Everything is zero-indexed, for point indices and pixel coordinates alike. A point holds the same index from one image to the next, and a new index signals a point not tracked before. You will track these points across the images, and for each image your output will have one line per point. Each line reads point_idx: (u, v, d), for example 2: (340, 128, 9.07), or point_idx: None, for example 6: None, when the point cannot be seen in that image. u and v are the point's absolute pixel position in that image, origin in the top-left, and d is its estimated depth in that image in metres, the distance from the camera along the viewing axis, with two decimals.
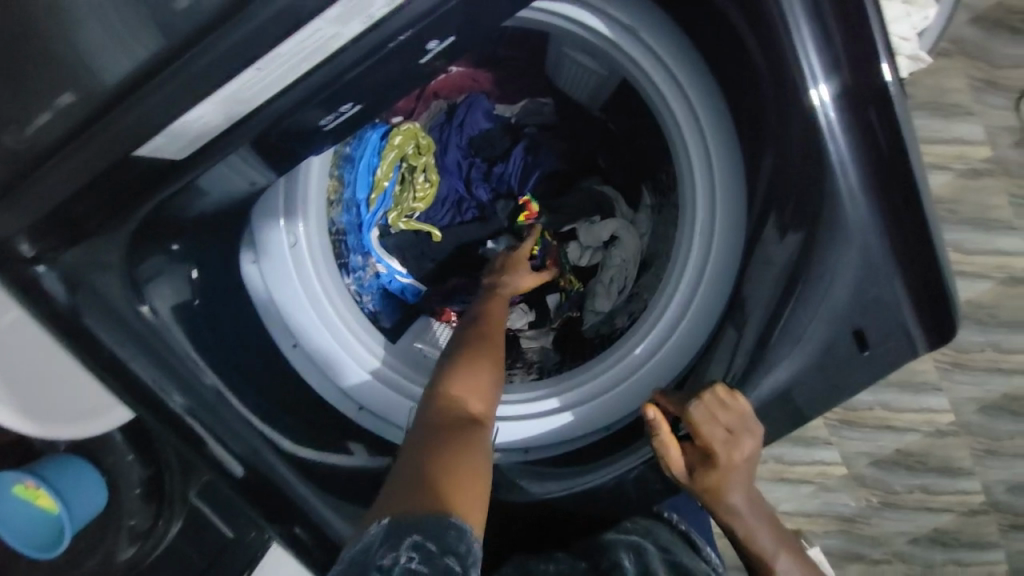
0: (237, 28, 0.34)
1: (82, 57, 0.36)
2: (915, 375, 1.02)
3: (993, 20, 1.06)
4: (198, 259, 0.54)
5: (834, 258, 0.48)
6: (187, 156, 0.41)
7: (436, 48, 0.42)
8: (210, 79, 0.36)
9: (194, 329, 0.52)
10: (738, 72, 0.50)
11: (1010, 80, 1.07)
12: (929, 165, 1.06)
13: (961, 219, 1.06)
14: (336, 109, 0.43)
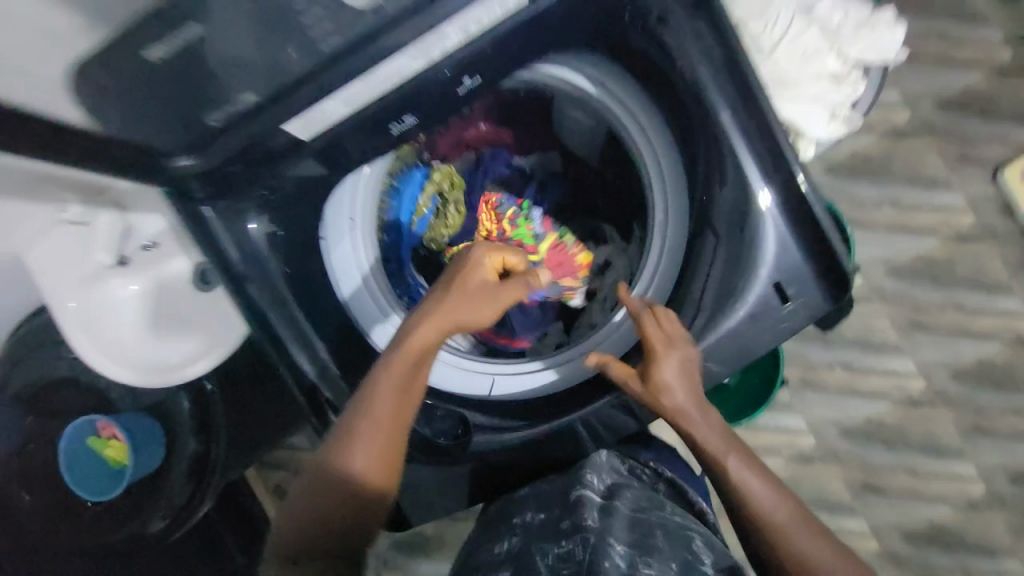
0: (351, 60, 0.51)
1: (233, 79, 0.49)
2: (875, 335, 1.34)
3: (895, 8, 1.35)
4: (284, 204, 0.70)
5: (752, 229, 0.66)
6: (309, 137, 0.60)
7: (469, 82, 0.61)
8: (328, 87, 0.53)
9: (280, 252, 0.71)
10: (672, 105, 0.70)
11: (919, 57, 1.36)
12: (861, 126, 1.34)
13: (897, 175, 1.34)
14: (402, 118, 0.62)
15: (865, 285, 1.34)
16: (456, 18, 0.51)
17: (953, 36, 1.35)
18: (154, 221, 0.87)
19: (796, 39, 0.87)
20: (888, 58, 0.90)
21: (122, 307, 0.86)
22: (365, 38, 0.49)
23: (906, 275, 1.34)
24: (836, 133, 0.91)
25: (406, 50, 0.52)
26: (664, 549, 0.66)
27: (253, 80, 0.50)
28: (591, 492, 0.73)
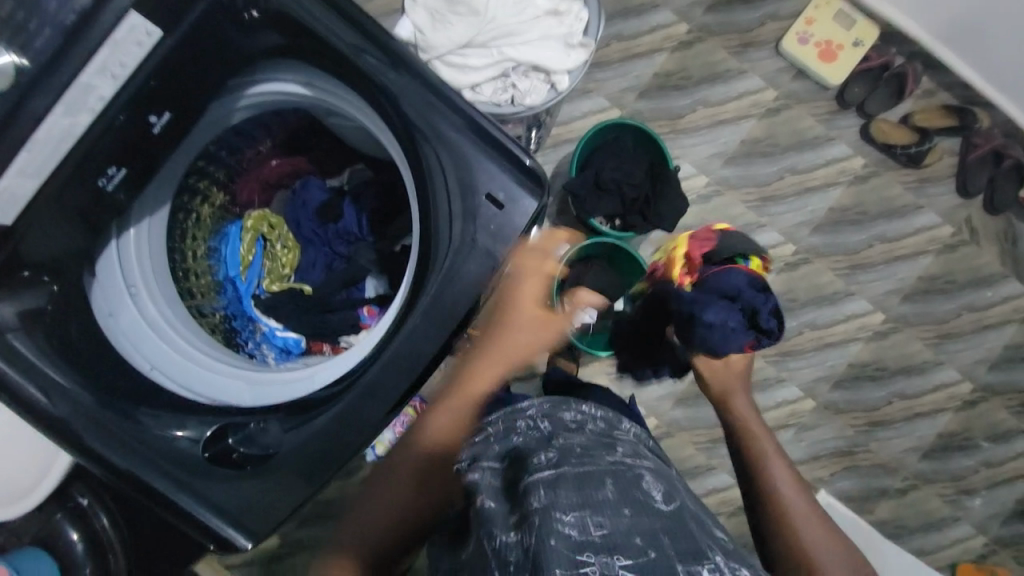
0: (12, 133, 0.48)
1: None
2: (829, 290, 1.44)
3: (722, 3, 1.45)
4: (61, 276, 0.60)
5: (477, 190, 0.61)
6: (11, 220, 0.52)
7: (160, 122, 0.56)
8: (5, 162, 0.49)
9: (43, 335, 0.59)
10: (371, 92, 0.63)
11: (761, 36, 1.45)
12: (736, 118, 1.44)
13: (785, 146, 1.44)
14: (105, 172, 0.55)
15: (798, 248, 1.43)
16: (89, 68, 0.49)
17: (783, 14, 1.45)
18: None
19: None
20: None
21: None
22: (14, 109, 0.48)
23: (826, 230, 1.44)
24: (580, 59, 0.92)
25: (55, 108, 0.49)
26: (616, 499, 0.63)
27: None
28: (541, 471, 0.67)
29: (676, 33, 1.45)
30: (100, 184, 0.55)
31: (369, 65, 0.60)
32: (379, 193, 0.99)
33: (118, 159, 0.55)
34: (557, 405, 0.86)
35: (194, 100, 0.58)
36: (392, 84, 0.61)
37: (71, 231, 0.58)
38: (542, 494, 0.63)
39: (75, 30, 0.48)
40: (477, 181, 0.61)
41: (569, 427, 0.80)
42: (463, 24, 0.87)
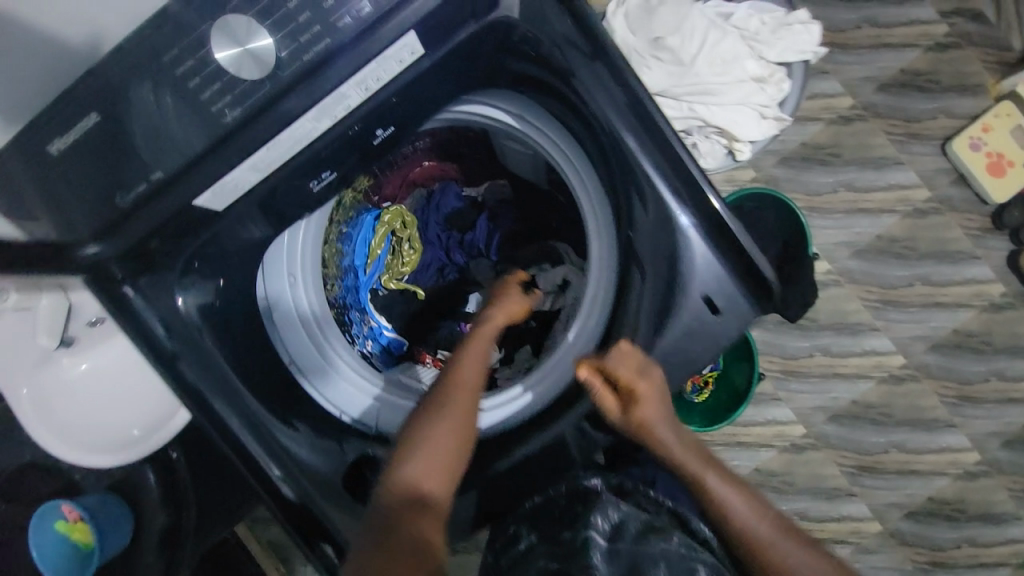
0: (253, 129, 0.46)
1: (158, 141, 0.46)
2: (928, 414, 1.34)
3: (899, 84, 1.33)
4: (225, 270, 0.59)
5: (689, 279, 0.58)
6: (221, 208, 0.51)
7: (382, 134, 0.56)
8: (240, 153, 0.47)
9: (215, 328, 0.58)
10: (599, 149, 0.61)
11: (929, 130, 1.33)
12: (877, 210, 1.34)
13: (922, 252, 1.34)
14: (320, 176, 0.56)
15: (907, 363, 1.34)
16: (351, 78, 0.47)
17: (959, 111, 1.33)
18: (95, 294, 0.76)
19: (710, 51, 0.80)
20: (808, 56, 0.84)
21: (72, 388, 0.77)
22: (260, 108, 0.45)
23: (943, 351, 1.34)
24: (769, 132, 0.84)
25: (307, 112, 0.47)
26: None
27: (166, 147, 0.46)
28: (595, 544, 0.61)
29: (838, 105, 1.35)
30: (311, 185, 0.56)
31: (608, 118, 0.56)
32: (518, 214, 0.97)
33: (332, 163, 0.55)
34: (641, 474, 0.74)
35: (415, 115, 0.57)
36: (624, 146, 0.57)
37: (266, 220, 0.58)
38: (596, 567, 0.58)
39: (345, 39, 0.45)
40: (691, 279, 0.58)
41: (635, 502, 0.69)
42: (660, 72, 0.81)
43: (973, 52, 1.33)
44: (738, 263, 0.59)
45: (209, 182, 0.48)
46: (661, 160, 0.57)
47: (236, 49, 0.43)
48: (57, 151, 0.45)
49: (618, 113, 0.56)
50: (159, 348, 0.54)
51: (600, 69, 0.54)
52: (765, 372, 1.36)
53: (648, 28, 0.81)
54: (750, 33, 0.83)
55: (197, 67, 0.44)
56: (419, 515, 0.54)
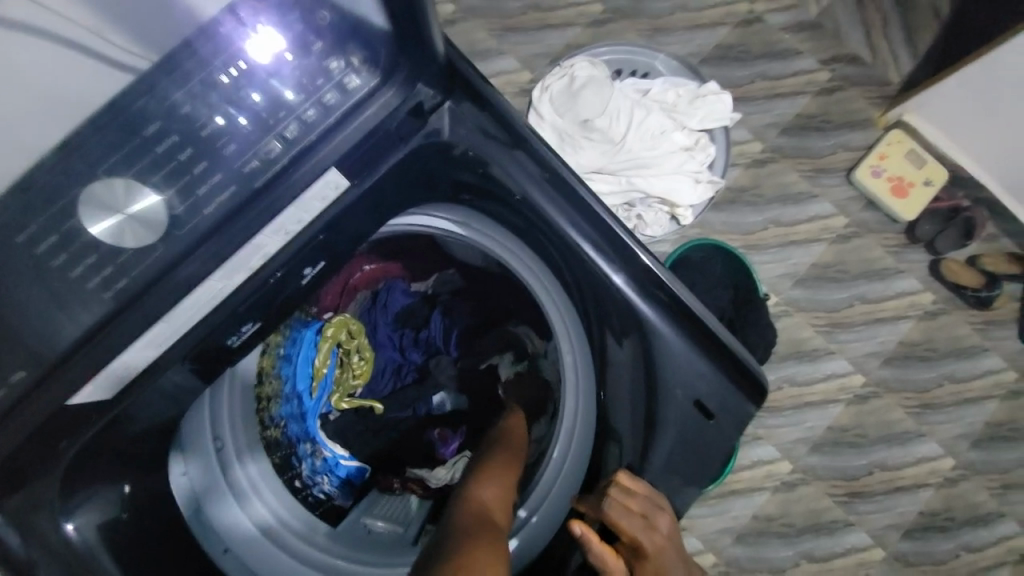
0: (146, 305, 0.40)
1: (26, 333, 0.38)
2: (897, 427, 1.38)
3: (798, 127, 1.46)
4: (131, 473, 0.57)
5: (669, 375, 0.57)
6: (113, 394, 0.45)
7: (312, 272, 0.49)
8: (134, 332, 0.41)
9: (118, 542, 0.54)
10: (553, 251, 0.59)
11: (832, 163, 1.46)
12: (807, 241, 1.43)
13: (854, 273, 1.43)
14: (240, 330, 0.48)
15: (867, 380, 1.39)
16: (266, 229, 0.42)
17: (855, 144, 1.47)
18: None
19: (637, 128, 0.83)
20: (726, 122, 0.89)
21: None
22: (154, 279, 0.40)
23: (896, 362, 1.40)
24: (706, 195, 0.86)
25: (213, 274, 0.42)
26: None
27: (34, 338, 0.39)
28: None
29: (751, 149, 1.45)
30: (230, 342, 0.49)
31: (565, 228, 0.56)
32: (474, 307, 0.91)
33: (254, 315, 0.48)
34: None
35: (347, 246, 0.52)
36: (583, 255, 0.57)
37: (180, 387, 0.50)
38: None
39: (255, 188, 0.40)
40: (671, 379, 0.57)
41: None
42: (594, 151, 0.82)
43: (855, 91, 1.49)
44: (716, 353, 0.57)
45: (96, 368, 0.41)
46: (625, 267, 0.57)
47: (116, 218, 0.37)
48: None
49: (564, 217, 0.56)
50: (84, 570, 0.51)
51: (548, 186, 0.55)
52: None
53: (575, 111, 0.83)
54: (670, 107, 0.88)
55: (69, 244, 0.37)
56: (490, 535, 0.50)
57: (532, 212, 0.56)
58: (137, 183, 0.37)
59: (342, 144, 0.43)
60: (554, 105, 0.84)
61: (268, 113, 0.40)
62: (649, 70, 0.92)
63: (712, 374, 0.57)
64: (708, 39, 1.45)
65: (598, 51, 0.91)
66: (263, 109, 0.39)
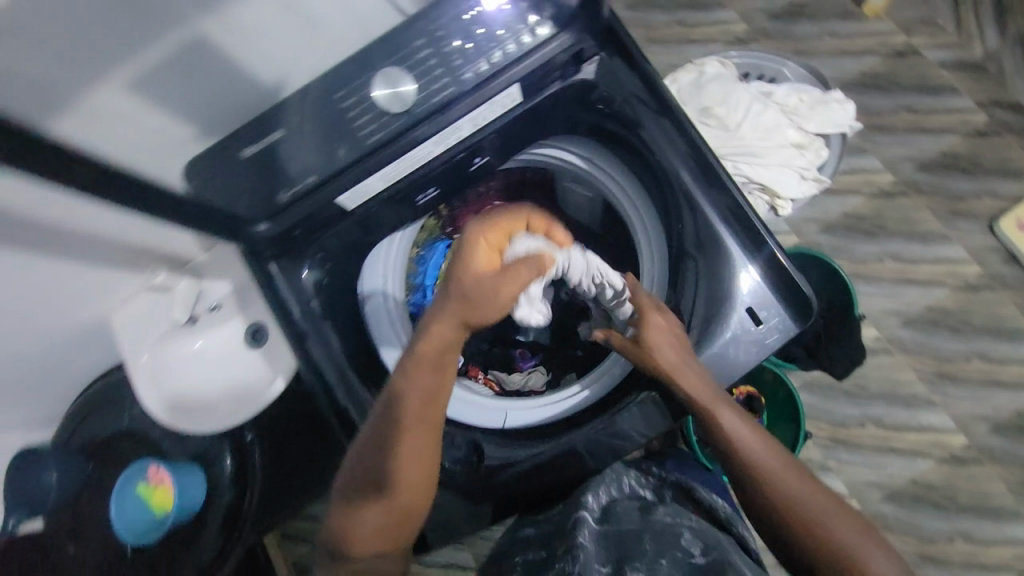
0: (387, 149, 0.63)
1: (323, 153, 0.63)
2: (994, 501, 1.25)
3: (939, 165, 1.40)
4: (332, 261, 0.74)
5: (729, 286, 0.70)
6: (352, 207, 0.68)
7: (481, 161, 0.71)
8: (379, 165, 0.64)
9: (326, 298, 0.72)
10: (652, 177, 0.73)
11: (973, 208, 1.38)
12: (926, 282, 1.36)
13: (976, 326, 1.32)
14: (426, 190, 0.72)
15: (969, 443, 1.28)
16: (467, 116, 0.63)
17: (1004, 193, 1.37)
18: (222, 284, 0.89)
19: (754, 119, 0.93)
20: (844, 129, 0.96)
21: (182, 364, 0.88)
22: (399, 133, 0.62)
23: (1008, 433, 1.27)
24: (810, 191, 0.94)
25: (429, 139, 0.63)
26: (651, 547, 0.62)
27: (323, 158, 0.63)
28: (588, 512, 0.67)
29: (879, 181, 1.42)
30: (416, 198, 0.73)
31: (670, 161, 0.70)
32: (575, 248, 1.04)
33: (436, 181, 0.70)
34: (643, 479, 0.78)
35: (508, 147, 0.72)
36: (684, 185, 0.70)
37: (378, 222, 0.73)
38: (588, 536, 0.64)
39: (467, 86, 0.61)
40: (736, 292, 0.69)
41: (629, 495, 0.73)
42: (709, 135, 0.94)
43: (1015, 139, 1.39)
44: (780, 279, 0.69)
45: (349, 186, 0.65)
46: (713, 197, 0.70)
47: (389, 92, 0.60)
48: (247, 154, 0.62)
49: (671, 151, 0.69)
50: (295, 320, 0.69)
51: (670, 127, 0.69)
52: (813, 439, 1.31)
53: (698, 99, 0.95)
54: (789, 108, 0.96)
55: (360, 101, 0.60)
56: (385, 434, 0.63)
57: (642, 146, 0.72)
58: (402, 74, 0.60)
59: (523, 70, 0.61)
60: (681, 92, 0.97)
61: (484, 42, 0.59)
62: (776, 76, 1.03)
63: (764, 288, 0.69)
64: (854, 66, 1.45)
65: (730, 54, 1.03)
66: (481, 38, 0.59)
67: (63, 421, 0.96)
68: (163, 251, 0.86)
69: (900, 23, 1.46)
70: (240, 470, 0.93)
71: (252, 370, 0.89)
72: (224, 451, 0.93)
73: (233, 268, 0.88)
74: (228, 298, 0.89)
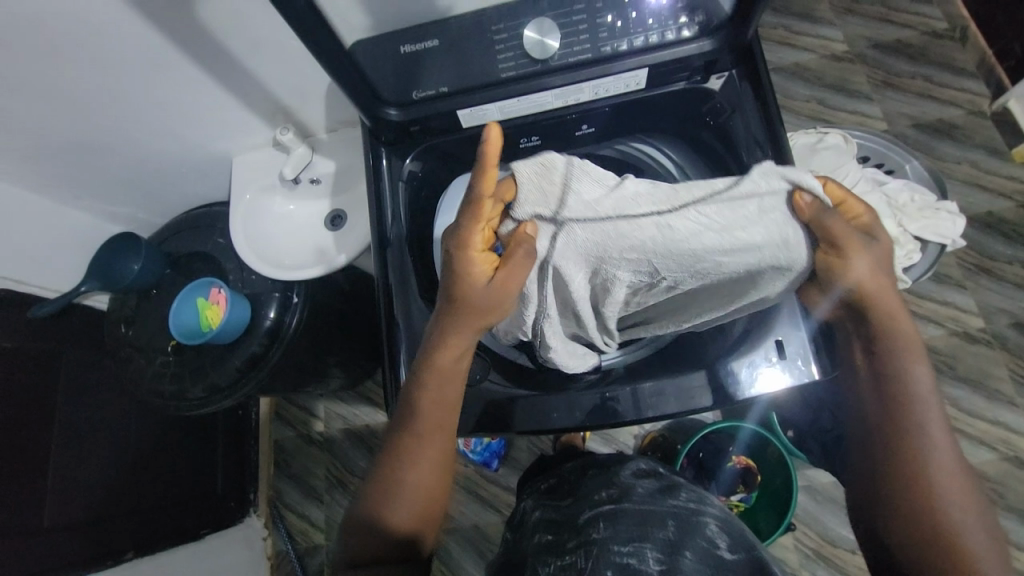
0: (514, 85, 0.69)
1: (459, 68, 0.69)
2: None
3: None
4: (427, 163, 0.79)
5: (774, 314, 0.69)
6: (465, 126, 0.75)
7: (585, 130, 0.78)
8: (502, 95, 0.70)
9: (413, 191, 0.78)
10: None
11: None
12: (981, 442, 1.22)
13: (1015, 508, 1.18)
14: (529, 137, 0.79)
15: None
16: (591, 81, 0.69)
17: None
18: (328, 163, 1.01)
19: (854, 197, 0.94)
20: (946, 241, 0.94)
21: (275, 215, 1.02)
22: (531, 74, 0.68)
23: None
24: None
25: (555, 88, 0.69)
26: (675, 539, 0.59)
27: (455, 71, 0.69)
28: (600, 504, 0.66)
29: (956, 332, 1.29)
30: (521, 141, 0.79)
31: None
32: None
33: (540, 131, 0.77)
34: (652, 471, 0.75)
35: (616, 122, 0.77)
36: None
37: (478, 149, 0.79)
38: (603, 526, 0.62)
39: (603, 57, 0.67)
40: (778, 321, 0.69)
41: (644, 478, 0.71)
42: None
43: None
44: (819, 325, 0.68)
45: (473, 103, 0.71)
46: None
47: (537, 37, 0.66)
48: (404, 52, 0.68)
49: None
50: (379, 198, 0.76)
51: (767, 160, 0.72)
52: (794, 543, 1.23)
53: (806, 161, 0.97)
54: (895, 202, 0.95)
55: (510, 36, 0.67)
56: None
57: (739, 163, 0.73)
58: (554, 27, 0.66)
59: (659, 58, 0.67)
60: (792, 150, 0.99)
61: (634, 25, 0.65)
62: (896, 169, 1.02)
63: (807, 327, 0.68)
64: (985, 202, 1.36)
65: (854, 134, 1.03)
66: (631, 22, 0.65)
67: (166, 226, 1.13)
68: (298, 117, 0.99)
69: None
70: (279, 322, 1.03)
71: (324, 242, 1.01)
72: (270, 300, 1.03)
73: (344, 153, 1.01)
74: (327, 178, 1.02)
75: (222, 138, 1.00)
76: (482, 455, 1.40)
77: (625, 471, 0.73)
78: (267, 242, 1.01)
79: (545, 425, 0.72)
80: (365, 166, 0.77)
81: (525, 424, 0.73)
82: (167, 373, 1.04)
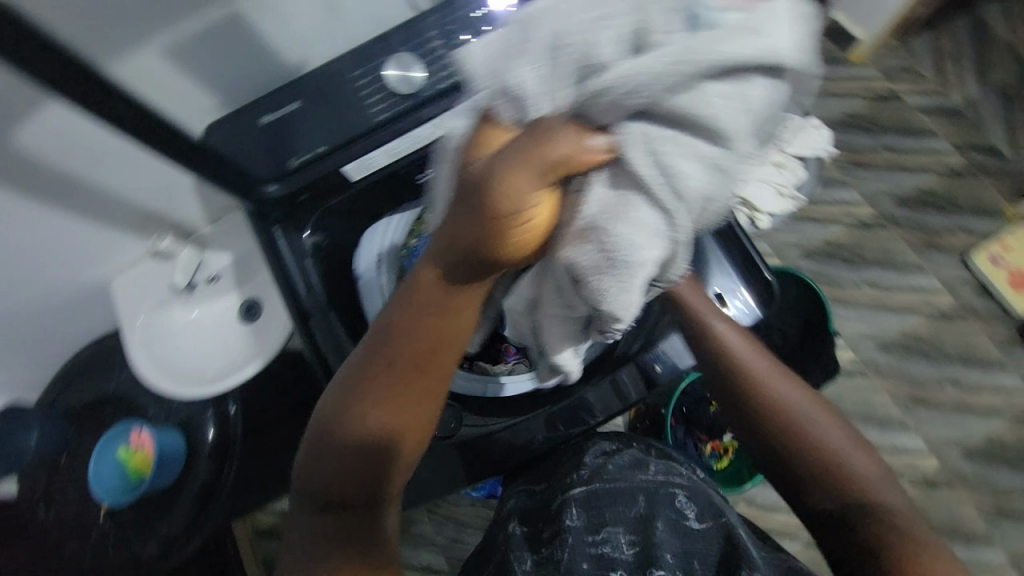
0: (395, 125, 0.67)
1: (326, 125, 0.66)
2: (960, 525, 1.23)
3: (917, 201, 1.43)
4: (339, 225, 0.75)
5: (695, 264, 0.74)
6: (359, 180, 0.70)
7: None
8: (379, 139, 0.67)
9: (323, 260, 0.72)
10: None
11: (947, 242, 1.40)
12: (903, 309, 1.36)
13: (950, 354, 1.33)
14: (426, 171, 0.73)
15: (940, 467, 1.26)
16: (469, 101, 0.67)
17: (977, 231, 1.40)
18: (222, 255, 0.93)
19: None
20: (820, 153, 1.04)
21: (176, 330, 0.91)
22: (407, 110, 0.66)
23: (966, 457, 1.27)
24: (787, 208, 1.00)
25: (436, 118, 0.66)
26: (647, 516, 0.62)
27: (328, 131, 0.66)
28: (575, 486, 0.66)
29: (853, 223, 1.43)
30: (416, 178, 0.73)
31: None
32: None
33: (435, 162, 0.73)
34: (617, 433, 0.75)
35: None
36: None
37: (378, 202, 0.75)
38: (577, 514, 0.63)
39: None
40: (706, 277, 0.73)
41: (614, 450, 0.70)
42: None
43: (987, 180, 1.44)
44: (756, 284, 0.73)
45: (357, 156, 0.67)
46: None
47: (399, 74, 0.65)
48: (265, 121, 0.66)
49: None
50: (281, 276, 0.68)
51: None
52: None
53: None
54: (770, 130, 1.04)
55: (374, 82, 0.65)
56: None
57: None
58: (414, 61, 0.66)
59: None
60: None
61: (491, 39, 0.66)
62: None
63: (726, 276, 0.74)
64: (839, 106, 1.52)
65: None
66: (488, 36, 0.66)
67: (53, 380, 0.97)
68: (173, 217, 0.89)
69: (884, 70, 1.54)
70: (221, 437, 0.93)
71: (244, 339, 0.92)
72: (203, 418, 0.92)
73: (236, 239, 0.93)
74: (228, 272, 0.93)
75: (89, 265, 0.88)
76: (485, 490, 1.34)
77: (590, 444, 0.72)
78: (178, 362, 0.90)
79: (528, 447, 0.72)
80: (262, 250, 0.70)
81: (501, 451, 0.72)
82: (108, 541, 0.90)
